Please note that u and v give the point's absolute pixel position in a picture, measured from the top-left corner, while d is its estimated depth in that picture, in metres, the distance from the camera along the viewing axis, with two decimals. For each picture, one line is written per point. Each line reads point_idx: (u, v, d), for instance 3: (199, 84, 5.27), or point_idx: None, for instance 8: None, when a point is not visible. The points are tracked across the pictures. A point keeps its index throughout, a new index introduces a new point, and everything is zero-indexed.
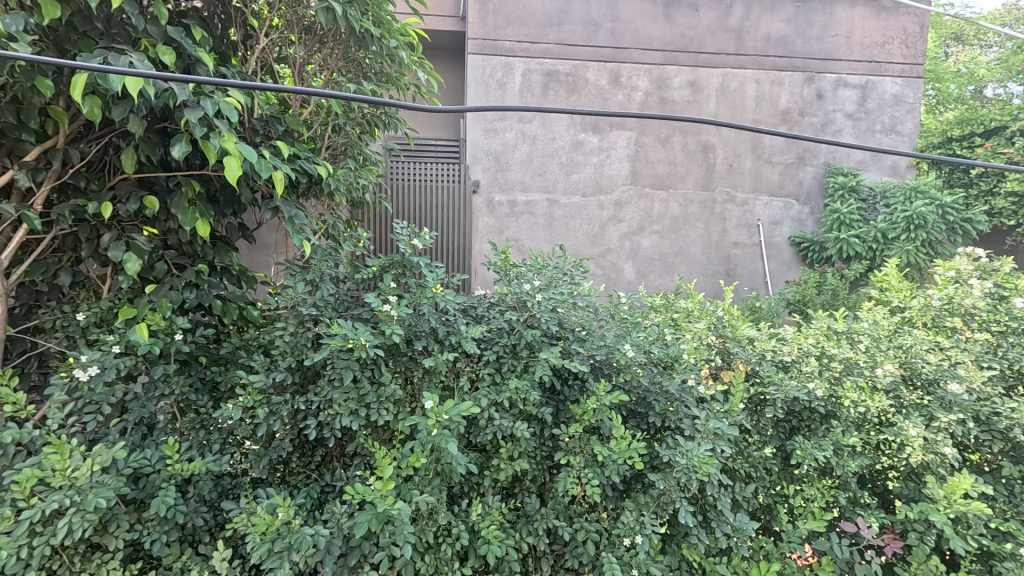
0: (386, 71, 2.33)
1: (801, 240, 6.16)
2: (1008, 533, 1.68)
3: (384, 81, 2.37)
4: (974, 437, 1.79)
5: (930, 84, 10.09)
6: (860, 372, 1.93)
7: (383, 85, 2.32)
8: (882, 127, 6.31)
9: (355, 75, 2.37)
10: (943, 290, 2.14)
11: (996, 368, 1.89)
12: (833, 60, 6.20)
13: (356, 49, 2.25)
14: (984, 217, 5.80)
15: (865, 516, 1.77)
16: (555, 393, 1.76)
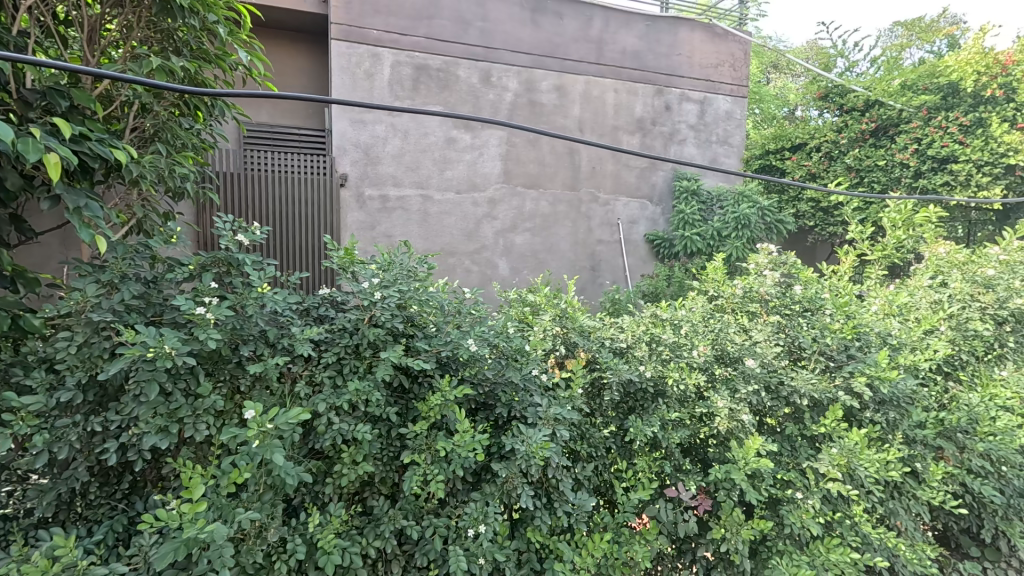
0: (204, 48, 2.09)
1: (654, 238, 6.84)
2: (790, 481, 2.02)
3: (201, 58, 2.11)
4: (767, 404, 2.11)
5: (752, 105, 11.74)
6: (680, 354, 2.18)
7: (201, 63, 2.07)
8: (716, 138, 7.20)
9: (166, 49, 2.08)
10: (745, 279, 2.49)
11: (783, 344, 2.24)
12: (678, 76, 6.93)
13: (164, 19, 1.97)
14: (792, 218, 6.92)
15: (685, 480, 2.02)
16: (403, 392, 1.73)
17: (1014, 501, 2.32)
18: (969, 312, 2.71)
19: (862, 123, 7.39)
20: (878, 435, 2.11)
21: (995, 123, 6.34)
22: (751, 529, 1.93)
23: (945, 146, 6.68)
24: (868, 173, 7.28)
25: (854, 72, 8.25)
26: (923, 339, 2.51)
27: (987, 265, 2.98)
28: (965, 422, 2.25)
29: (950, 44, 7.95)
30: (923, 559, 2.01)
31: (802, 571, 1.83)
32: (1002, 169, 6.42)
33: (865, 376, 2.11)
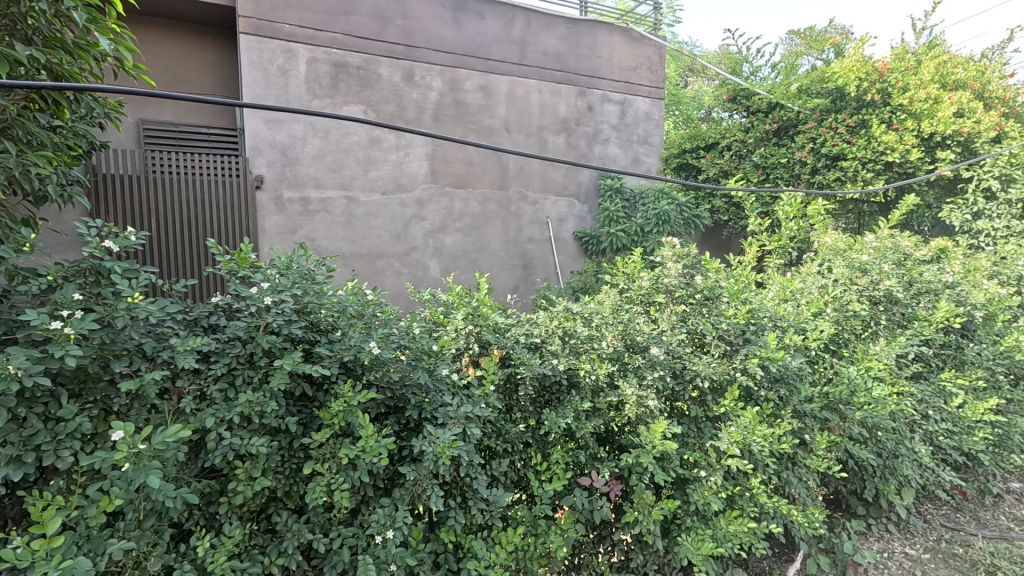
0: (59, 37, 1.90)
1: (582, 235, 6.99)
2: (695, 461, 2.14)
3: (56, 47, 1.93)
4: (673, 390, 2.23)
5: (671, 106, 12.29)
6: (590, 346, 2.26)
7: (55, 53, 1.89)
8: (637, 138, 7.50)
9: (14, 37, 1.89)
10: (651, 271, 2.61)
11: (686, 332, 2.37)
12: (599, 78, 7.14)
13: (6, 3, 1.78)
14: (707, 213, 7.33)
15: (600, 467, 2.09)
16: (305, 401, 1.67)
17: (889, 462, 2.59)
18: (849, 294, 2.99)
19: (766, 124, 7.96)
20: (771, 411, 2.28)
21: (876, 124, 7.05)
22: (661, 509, 2.03)
23: (835, 145, 7.34)
24: (772, 170, 7.86)
25: (757, 76, 8.86)
26: (810, 321, 2.74)
27: (863, 252, 3.30)
28: (846, 393, 2.48)
29: (836, 53, 8.73)
30: (812, 521, 2.21)
31: (706, 545, 1.96)
32: (882, 165, 7.16)
33: (757, 358, 2.28)
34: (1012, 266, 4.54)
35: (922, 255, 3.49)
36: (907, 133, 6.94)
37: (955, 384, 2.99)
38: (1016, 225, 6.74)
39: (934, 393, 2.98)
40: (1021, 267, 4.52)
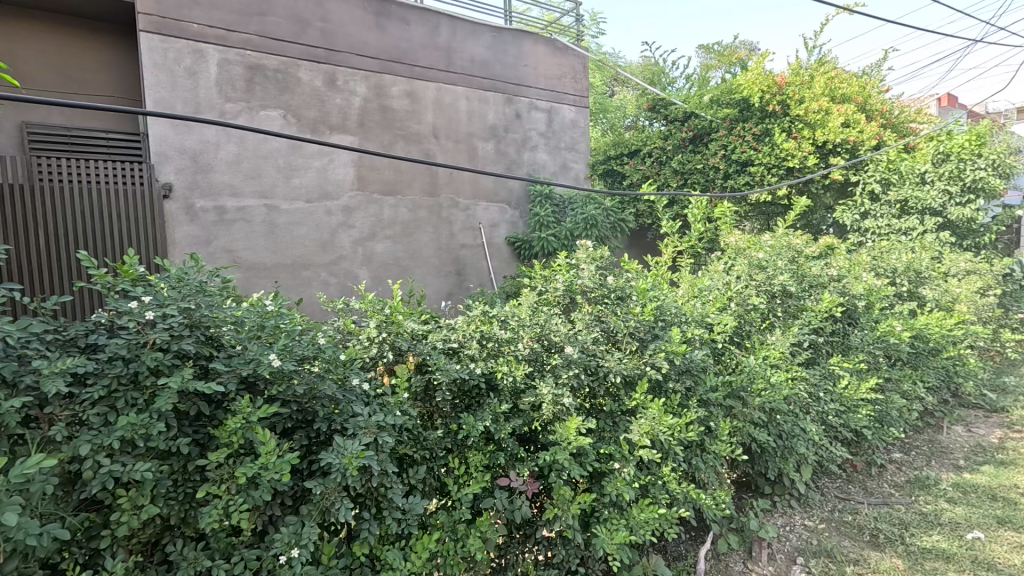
0: None
1: (515, 240, 7.05)
2: (610, 454, 2.23)
3: None
4: (587, 386, 2.31)
5: (597, 114, 12.72)
6: (508, 349, 2.29)
7: None
8: (564, 145, 7.68)
9: None
10: (567, 273, 2.69)
11: (600, 330, 2.47)
12: (526, 86, 7.22)
13: None
14: (632, 217, 7.64)
15: (519, 467, 2.13)
16: (201, 419, 1.58)
17: (787, 442, 2.82)
18: (749, 288, 3.24)
19: (682, 132, 8.42)
20: (679, 401, 2.42)
21: (777, 133, 7.72)
22: (579, 503, 2.09)
23: (744, 151, 7.92)
24: (689, 176, 8.32)
25: (673, 87, 9.39)
26: (715, 315, 2.94)
27: (759, 250, 3.59)
28: (745, 381, 2.69)
29: (741, 67, 9.44)
30: (720, 503, 2.35)
31: (620, 534, 2.03)
32: (784, 170, 7.85)
33: (664, 352, 2.41)
34: (888, 260, 5.11)
35: (811, 252, 3.84)
36: (804, 141, 7.67)
37: (840, 367, 3.32)
38: (896, 222, 7.62)
39: (824, 376, 3.29)
40: (894, 260, 5.11)
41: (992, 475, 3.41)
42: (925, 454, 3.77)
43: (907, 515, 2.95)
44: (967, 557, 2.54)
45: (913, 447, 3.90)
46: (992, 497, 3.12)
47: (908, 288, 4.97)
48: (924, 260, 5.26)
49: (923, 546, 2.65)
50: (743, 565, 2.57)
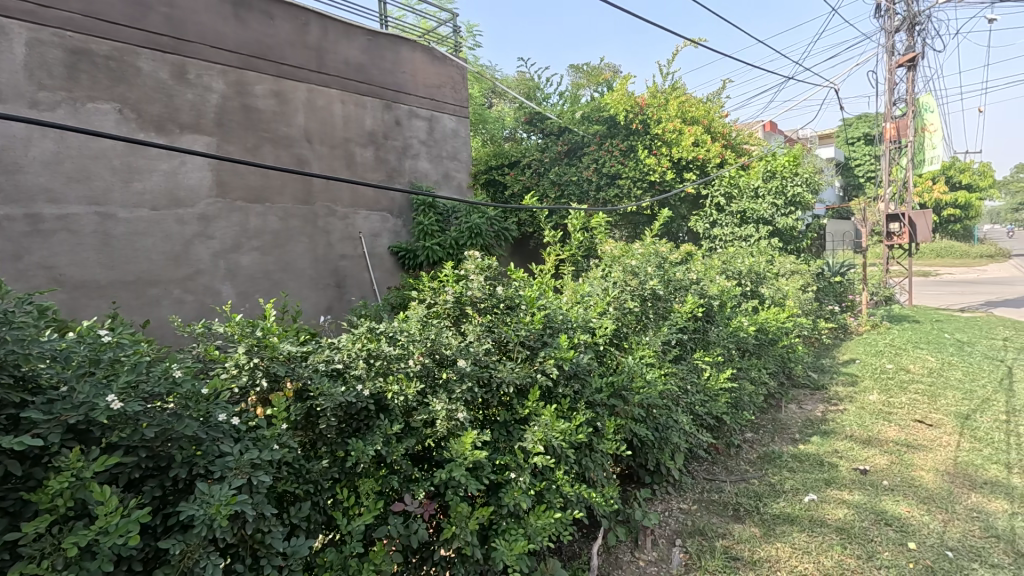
0: None
1: (399, 250, 6.76)
2: (506, 464, 2.23)
3: None
4: (481, 398, 2.29)
5: (477, 126, 12.80)
6: (398, 366, 2.20)
7: None
8: (446, 154, 7.57)
9: None
10: (456, 284, 2.64)
11: (491, 340, 2.47)
12: (405, 93, 7.01)
13: None
14: (516, 226, 7.77)
15: (414, 488, 2.04)
16: (12, 481, 1.27)
17: (663, 434, 3.07)
18: (624, 293, 3.49)
19: (558, 146, 8.76)
20: (568, 405, 2.52)
21: (640, 150, 8.54)
22: (477, 518, 2.05)
23: (613, 166, 8.54)
24: (567, 187, 8.44)
25: (548, 102, 9.77)
26: (597, 320, 3.11)
27: (632, 257, 3.87)
28: (626, 380, 2.87)
29: (607, 87, 10.21)
30: (608, 499, 2.47)
31: (518, 544, 2.03)
32: (647, 183, 8.66)
33: (553, 359, 2.48)
34: (735, 264, 5.84)
35: (674, 258, 4.24)
36: (662, 157, 8.65)
37: (702, 361, 3.72)
38: (737, 230, 8.82)
39: (690, 370, 3.67)
40: (739, 264, 5.84)
41: (818, 444, 4.06)
42: (770, 432, 4.36)
43: (760, 487, 3.38)
44: (806, 518, 2.98)
45: (761, 426, 4.49)
46: (820, 463, 3.71)
47: (751, 287, 5.73)
48: (761, 263, 6.11)
49: (774, 513, 3.04)
50: (630, 554, 2.74)
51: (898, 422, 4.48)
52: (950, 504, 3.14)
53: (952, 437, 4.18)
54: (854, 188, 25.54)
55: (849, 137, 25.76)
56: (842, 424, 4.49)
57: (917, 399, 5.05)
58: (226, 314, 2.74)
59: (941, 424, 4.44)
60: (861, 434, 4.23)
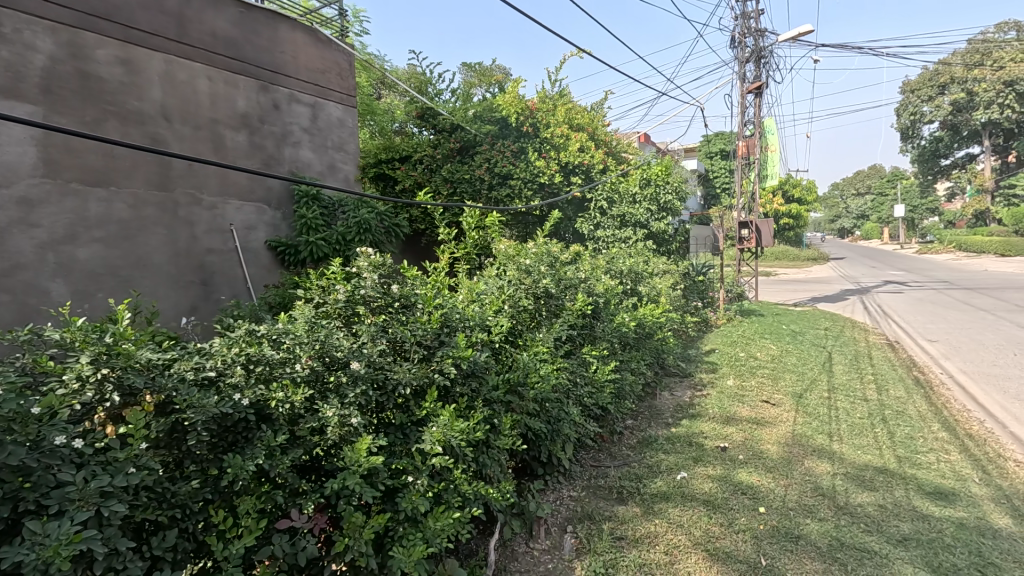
0: None
1: (277, 245, 6.19)
2: (403, 468, 2.16)
3: None
4: (375, 401, 2.19)
5: (364, 116, 12.21)
6: (282, 372, 2.03)
7: None
8: (332, 144, 7.11)
9: None
10: (348, 283, 2.50)
11: (386, 341, 2.38)
12: (285, 75, 6.45)
13: None
14: (408, 223, 7.49)
15: (302, 502, 1.90)
16: None
17: (555, 426, 3.19)
18: (518, 292, 3.58)
19: (451, 142, 8.44)
20: (465, 404, 2.52)
21: (530, 152, 8.77)
22: (372, 526, 1.96)
23: (504, 166, 8.54)
24: (459, 184, 8.24)
25: (440, 98, 9.61)
26: (492, 319, 3.13)
27: (526, 256, 3.96)
28: (522, 376, 2.95)
29: (500, 88, 10.34)
30: (505, 493, 2.51)
31: (417, 549, 1.98)
32: (537, 185, 8.87)
33: (451, 358, 2.46)
34: (618, 264, 6.26)
35: (565, 258, 4.43)
36: (551, 161, 9.03)
37: (589, 355, 3.94)
38: (618, 233, 9.43)
39: (579, 364, 3.86)
40: (621, 264, 6.28)
41: (687, 426, 4.51)
42: (648, 418, 4.76)
43: (640, 469, 3.67)
44: (678, 494, 3.31)
45: (639, 413, 4.88)
46: (689, 443, 4.13)
47: (631, 286, 6.20)
48: (639, 263, 6.63)
49: (652, 492, 3.33)
50: (526, 545, 2.81)
51: (749, 403, 5.15)
52: (789, 470, 3.68)
53: (789, 413, 4.90)
54: (712, 198, 28.82)
55: (709, 152, 28.92)
56: (706, 407, 5.04)
57: (763, 382, 5.86)
58: (63, 316, 2.32)
59: (782, 403, 5.18)
60: (721, 415, 4.79)
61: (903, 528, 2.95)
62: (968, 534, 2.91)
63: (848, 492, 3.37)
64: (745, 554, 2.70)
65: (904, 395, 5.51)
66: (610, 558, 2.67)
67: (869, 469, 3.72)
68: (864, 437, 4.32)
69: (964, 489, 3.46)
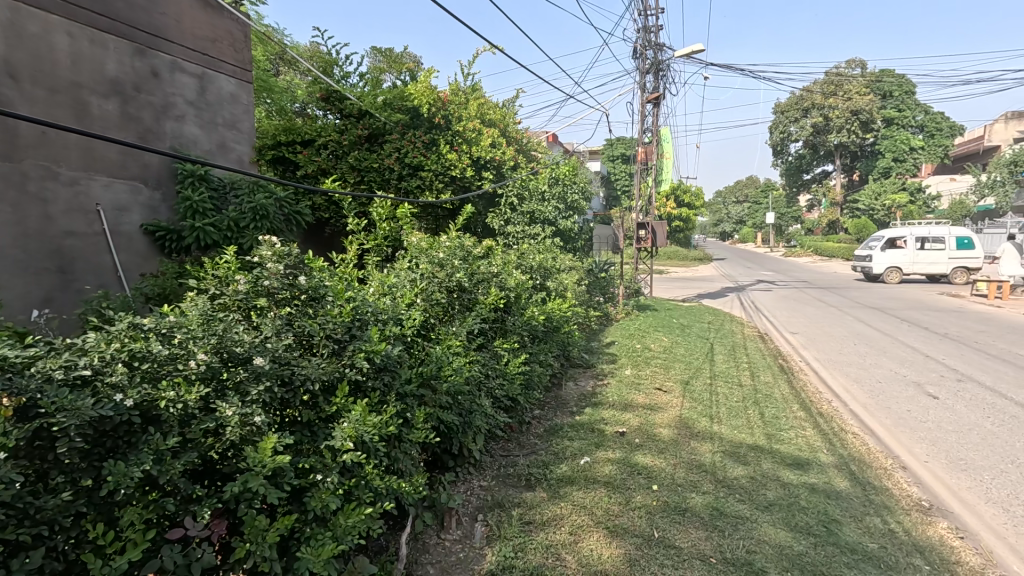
0: None
1: (155, 229, 5.56)
2: (311, 467, 2.07)
3: None
4: (280, 398, 2.07)
5: (260, 93, 11.26)
6: (172, 370, 1.87)
7: None
8: (222, 121, 6.50)
9: None
10: (248, 274, 2.36)
11: (292, 335, 2.27)
12: (166, 40, 5.78)
13: None
14: (310, 211, 7.01)
15: (197, 508, 1.75)
16: None
17: (467, 418, 3.23)
18: (432, 286, 3.58)
19: (358, 129, 8.09)
20: (378, 398, 2.47)
21: (442, 144, 8.63)
22: (277, 529, 1.86)
23: (415, 156, 8.28)
24: (366, 173, 7.95)
25: (347, 81, 9.14)
26: (405, 312, 3.09)
27: (439, 249, 3.94)
28: (435, 369, 2.95)
29: (411, 76, 10.08)
30: (418, 487, 2.51)
31: (327, 548, 1.92)
32: (449, 178, 8.69)
33: (362, 352, 2.40)
34: (528, 259, 6.42)
35: (477, 252, 4.45)
36: (463, 154, 8.94)
37: (501, 348, 4.03)
38: (527, 229, 9.57)
39: (491, 357, 3.93)
40: (531, 259, 6.46)
41: (590, 414, 4.78)
42: (554, 408, 4.96)
43: (546, 456, 3.84)
44: (581, 477, 3.52)
45: (546, 403, 5.09)
46: (592, 430, 4.39)
47: (540, 281, 6.39)
48: (548, 259, 6.87)
49: (558, 477, 3.51)
50: (437, 537, 2.83)
51: (644, 391, 5.56)
52: (677, 451, 4.05)
53: (677, 398, 5.39)
54: (614, 199, 30.49)
55: (612, 155, 30.46)
56: (607, 396, 5.36)
57: (656, 371, 6.37)
58: None
59: (672, 390, 5.68)
60: (620, 403, 5.14)
61: (769, 495, 3.40)
62: (818, 497, 3.41)
63: (725, 467, 3.80)
64: (640, 528, 2.95)
65: (772, 380, 6.29)
66: (519, 542, 2.78)
67: (743, 446, 4.22)
68: (739, 419, 4.87)
69: (815, 459, 4.05)
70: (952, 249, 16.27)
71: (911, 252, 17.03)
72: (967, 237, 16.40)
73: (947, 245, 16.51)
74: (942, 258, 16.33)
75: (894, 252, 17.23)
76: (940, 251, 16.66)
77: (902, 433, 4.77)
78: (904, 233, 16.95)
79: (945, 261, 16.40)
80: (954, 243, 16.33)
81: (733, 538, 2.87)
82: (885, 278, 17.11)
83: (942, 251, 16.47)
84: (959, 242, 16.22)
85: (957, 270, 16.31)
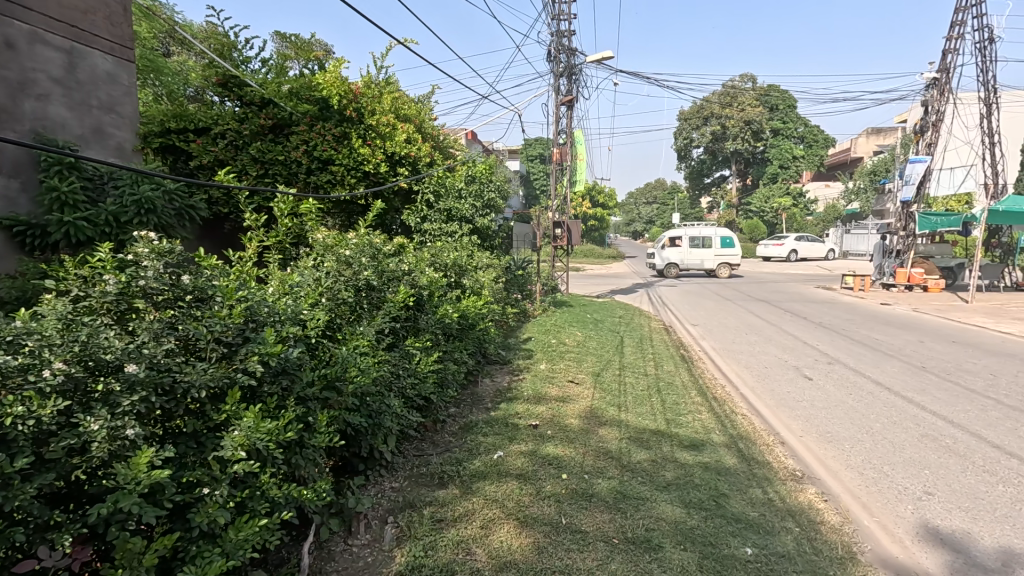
0: None
1: (12, 224, 4.82)
2: (196, 481, 1.92)
3: None
4: (160, 408, 1.90)
5: (145, 74, 10.17)
6: (21, 382, 1.66)
7: None
8: (97, 103, 5.80)
9: None
10: (119, 274, 2.16)
11: (174, 339, 2.09)
12: (22, 7, 5.05)
13: None
14: (205, 204, 6.40)
15: (56, 536, 1.57)
16: None
17: (376, 420, 3.15)
18: (338, 284, 3.46)
19: (261, 119, 7.58)
20: (274, 404, 2.33)
21: (354, 138, 8.31)
22: (156, 550, 1.71)
23: (324, 150, 7.93)
24: (270, 166, 7.51)
25: (247, 67, 8.52)
26: (307, 312, 2.95)
27: (345, 246, 3.81)
28: (340, 371, 2.83)
29: (319, 65, 9.61)
30: (321, 493, 2.42)
31: (214, 564, 1.79)
32: (361, 173, 8.40)
33: (256, 355, 2.24)
34: (442, 257, 6.39)
35: (387, 250, 4.35)
36: (377, 149, 8.66)
37: (412, 347, 3.97)
38: (444, 227, 9.44)
39: (402, 356, 3.87)
40: (446, 257, 6.43)
41: (504, 409, 4.87)
42: (469, 405, 4.99)
43: (460, 453, 3.84)
44: (494, 471, 3.57)
45: (462, 400, 5.11)
46: (506, 424, 4.46)
47: (454, 279, 6.39)
48: (464, 257, 6.86)
49: (471, 472, 3.54)
50: (343, 543, 2.74)
51: (557, 384, 5.76)
52: (586, 440, 4.23)
53: (586, 390, 5.63)
54: (532, 199, 31.16)
55: (530, 155, 31.06)
56: (521, 390, 5.48)
57: (569, 364, 6.61)
58: None
59: (583, 381, 5.93)
60: (534, 396, 5.27)
61: (668, 476, 3.65)
62: (710, 474, 3.73)
63: (630, 452, 4.03)
64: (549, 516, 3.05)
65: (674, 369, 6.77)
66: (430, 540, 2.77)
67: (647, 431, 4.50)
68: (644, 406, 5.19)
69: (709, 439, 4.41)
70: (718, 249, 19.67)
71: (684, 250, 20.07)
72: (726, 237, 19.79)
73: (712, 245, 19.73)
74: (709, 256, 19.61)
75: (672, 250, 20.15)
76: (707, 250, 19.85)
77: (783, 412, 5.34)
78: (682, 234, 19.81)
79: (710, 258, 19.82)
80: (718, 244, 19.69)
81: (634, 518, 3.06)
82: (664, 272, 20.17)
83: (707, 250, 19.82)
84: (722, 243, 19.65)
85: (719, 266, 19.89)
